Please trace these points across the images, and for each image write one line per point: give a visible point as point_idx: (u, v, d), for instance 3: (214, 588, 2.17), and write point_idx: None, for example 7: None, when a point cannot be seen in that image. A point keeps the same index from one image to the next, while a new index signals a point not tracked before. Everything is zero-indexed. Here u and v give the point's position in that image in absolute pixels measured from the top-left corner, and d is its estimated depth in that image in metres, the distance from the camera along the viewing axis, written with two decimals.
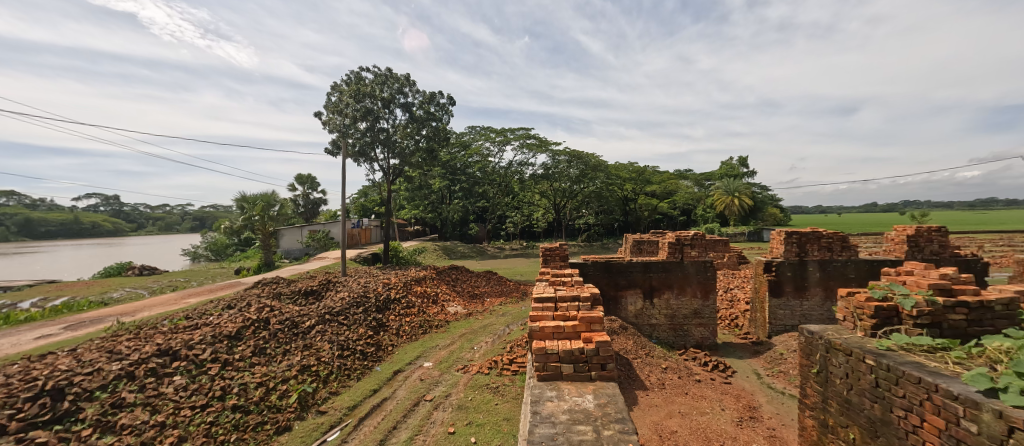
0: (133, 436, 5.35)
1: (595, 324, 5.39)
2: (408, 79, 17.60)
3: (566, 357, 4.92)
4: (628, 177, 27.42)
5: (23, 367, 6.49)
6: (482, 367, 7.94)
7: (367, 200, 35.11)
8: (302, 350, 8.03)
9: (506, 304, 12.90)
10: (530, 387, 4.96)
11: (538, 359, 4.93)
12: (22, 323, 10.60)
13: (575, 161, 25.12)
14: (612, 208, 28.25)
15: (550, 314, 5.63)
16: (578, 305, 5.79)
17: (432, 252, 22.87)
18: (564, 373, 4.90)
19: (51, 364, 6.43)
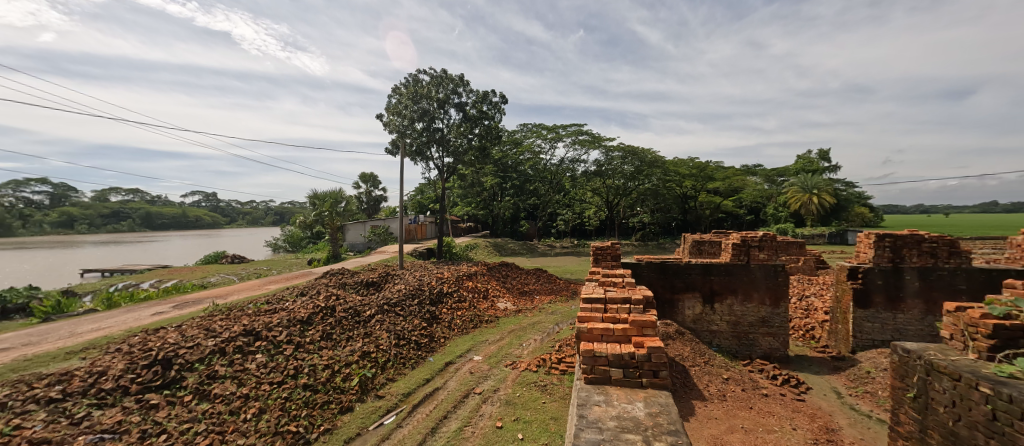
0: (223, 405, 5.91)
1: (647, 328, 5.11)
2: (462, 79, 17.90)
3: (615, 361, 4.71)
4: (687, 173, 25.76)
5: (142, 339, 7.45)
6: (530, 364, 7.87)
7: (423, 197, 36.43)
8: (363, 337, 8.45)
9: (556, 302, 12.75)
10: (577, 389, 4.81)
11: (586, 362, 4.76)
12: (139, 302, 12.25)
13: (629, 157, 24.13)
14: (669, 206, 26.41)
15: (599, 316, 5.42)
16: (629, 308, 5.52)
17: (484, 248, 23.19)
18: (613, 378, 4.68)
19: (161, 338, 7.30)
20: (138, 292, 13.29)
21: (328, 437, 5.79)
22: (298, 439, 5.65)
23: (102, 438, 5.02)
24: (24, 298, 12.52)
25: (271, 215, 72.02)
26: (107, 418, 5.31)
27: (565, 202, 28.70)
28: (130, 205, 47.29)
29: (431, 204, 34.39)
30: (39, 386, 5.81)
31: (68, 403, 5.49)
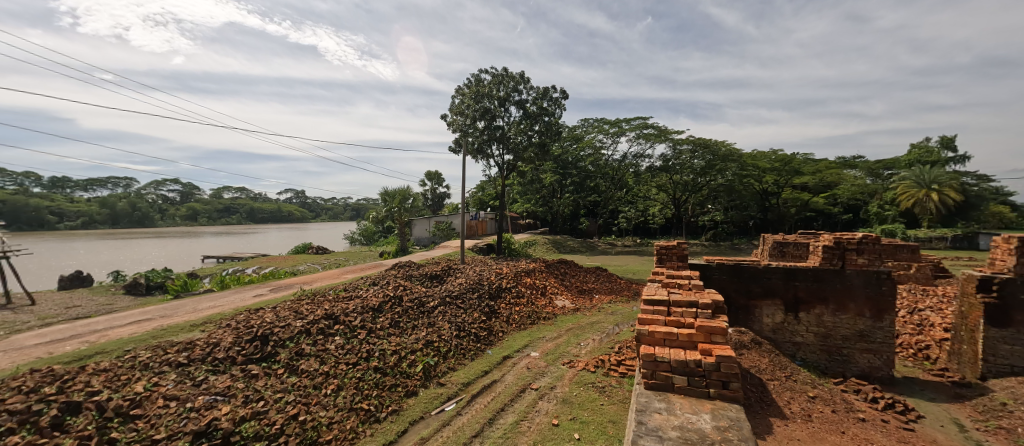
0: (308, 379, 6.43)
1: (716, 335, 4.69)
2: (522, 76, 17.87)
3: (679, 367, 4.39)
4: (769, 167, 23.50)
5: (246, 317, 8.36)
6: (588, 364, 7.64)
7: (484, 194, 37.19)
8: (427, 326, 8.76)
9: (617, 302, 12.31)
10: (636, 394, 4.56)
11: (646, 366, 4.48)
12: (244, 284, 13.89)
13: (700, 150, 22.67)
14: (747, 203, 24.11)
15: (662, 319, 5.10)
16: (695, 312, 5.13)
17: (542, 245, 23.09)
18: (676, 386, 4.37)
19: (260, 317, 8.16)
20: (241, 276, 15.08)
21: (395, 418, 6.07)
22: (369, 417, 5.98)
23: (215, 399, 5.67)
24: (158, 278, 14.88)
25: (348, 211, 78.04)
26: (218, 383, 6.00)
27: (627, 199, 27.64)
28: (238, 203, 54.59)
29: (491, 201, 35.01)
30: (172, 350, 6.71)
31: (191, 367, 6.28)
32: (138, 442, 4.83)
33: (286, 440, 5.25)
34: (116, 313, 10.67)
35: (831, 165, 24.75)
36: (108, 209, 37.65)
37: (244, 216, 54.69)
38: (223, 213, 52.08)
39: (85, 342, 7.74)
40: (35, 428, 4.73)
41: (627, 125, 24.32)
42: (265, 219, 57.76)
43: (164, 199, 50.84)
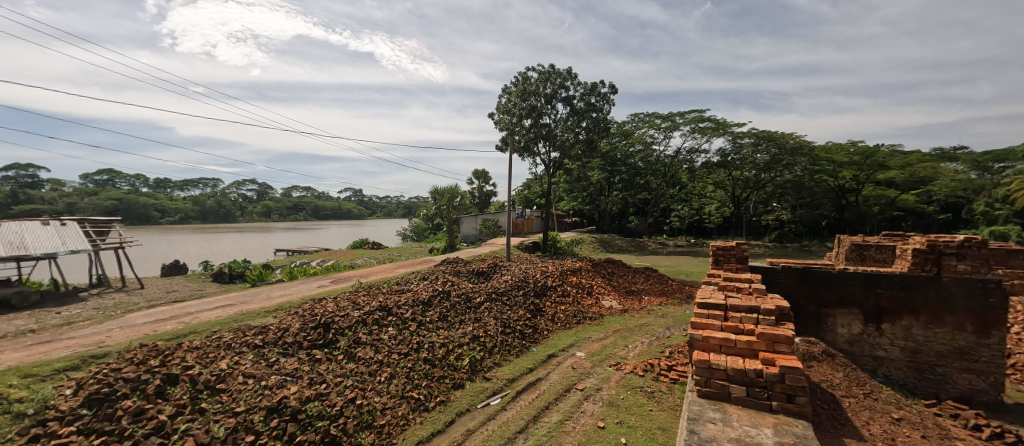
0: (364, 366, 6.71)
1: (781, 344, 4.28)
2: (570, 72, 17.53)
3: (736, 376, 4.05)
4: (846, 161, 20.10)
5: (310, 306, 8.91)
6: (636, 367, 7.34)
7: (530, 192, 37.14)
8: (473, 321, 8.86)
9: (668, 305, 11.75)
10: (688, 402, 4.29)
11: (699, 374, 4.19)
12: (308, 276, 14.91)
13: (764, 144, 20.76)
14: (819, 201, 21.92)
15: (718, 324, 4.75)
16: (756, 318, 4.73)
17: (589, 243, 22.62)
18: (733, 396, 4.04)
19: (322, 307, 8.68)
20: (306, 269, 16.22)
21: (443, 408, 6.18)
22: (419, 406, 6.14)
23: (284, 379, 6.08)
24: (236, 269, 16.39)
25: (401, 208, 81.12)
26: (287, 364, 6.43)
27: (680, 196, 26.40)
28: (303, 201, 58.75)
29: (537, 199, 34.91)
30: (249, 332, 7.28)
31: (265, 349, 6.78)
32: (221, 414, 5.27)
33: (345, 421, 5.51)
34: (203, 299, 11.92)
35: (926, 158, 20.90)
36: (198, 206, 43.26)
37: (309, 213, 58.86)
38: (291, 211, 56.38)
39: (177, 323, 8.64)
40: (142, 394, 5.31)
41: (680, 119, 23.17)
42: (327, 216, 61.69)
43: (241, 198, 55.96)
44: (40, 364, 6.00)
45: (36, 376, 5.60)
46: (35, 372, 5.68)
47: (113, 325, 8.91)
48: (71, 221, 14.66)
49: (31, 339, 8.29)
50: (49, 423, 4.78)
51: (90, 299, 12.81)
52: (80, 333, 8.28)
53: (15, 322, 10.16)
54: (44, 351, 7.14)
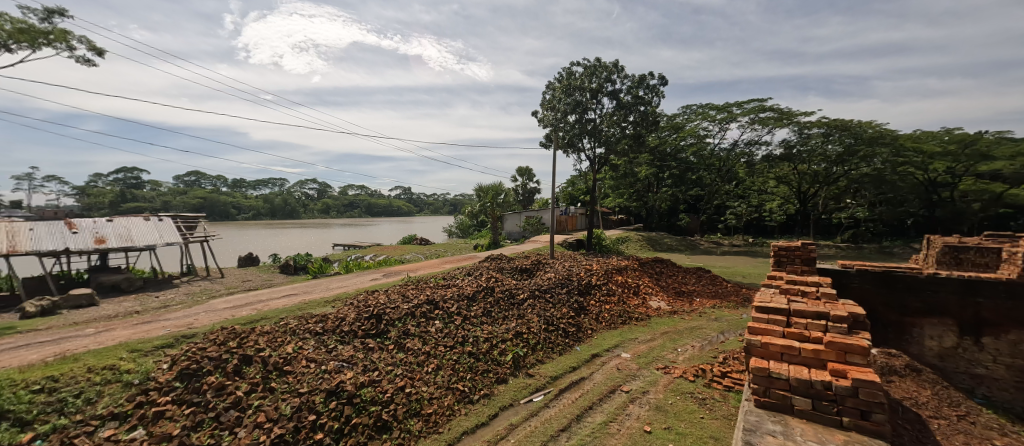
0: (412, 356, 6.89)
1: (854, 354, 3.83)
2: (616, 65, 16.95)
3: (801, 387, 3.68)
4: (938, 151, 17.63)
5: (364, 298, 9.32)
6: (686, 372, 6.96)
7: (574, 188, 36.65)
8: (517, 318, 8.82)
9: (722, 308, 11.03)
10: (744, 412, 3.97)
11: (758, 382, 3.87)
12: (363, 269, 15.65)
13: (836, 134, 19.41)
14: (906, 197, 19.09)
15: (780, 330, 4.36)
16: (825, 325, 4.28)
17: (636, 242, 21.90)
18: (796, 408, 3.68)
19: (374, 299, 9.03)
20: (361, 262, 17.07)
21: (486, 401, 6.19)
22: (463, 398, 6.19)
23: (342, 365, 6.36)
24: (300, 261, 17.60)
25: (447, 205, 82.77)
26: (344, 351, 6.74)
27: (737, 193, 24.80)
28: (357, 199, 61.83)
29: (582, 196, 34.35)
30: (310, 320, 7.72)
31: (325, 336, 7.15)
32: (288, 393, 5.59)
33: (396, 408, 5.66)
34: (271, 288, 12.90)
35: None
36: (268, 203, 47.37)
37: (364, 210, 61.98)
38: (347, 208, 59.72)
39: (251, 309, 9.40)
40: (223, 371, 5.76)
41: (738, 109, 21.78)
42: (379, 213, 64.72)
43: (304, 196, 60.17)
44: (143, 341, 6.76)
45: (141, 351, 6.32)
46: (140, 348, 6.41)
47: (200, 309, 9.87)
48: (165, 216, 16.48)
49: (135, 319, 9.38)
50: (150, 393, 5.33)
51: (180, 286, 14.32)
52: (174, 315, 9.26)
53: (123, 304, 11.59)
54: (146, 329, 8.03)
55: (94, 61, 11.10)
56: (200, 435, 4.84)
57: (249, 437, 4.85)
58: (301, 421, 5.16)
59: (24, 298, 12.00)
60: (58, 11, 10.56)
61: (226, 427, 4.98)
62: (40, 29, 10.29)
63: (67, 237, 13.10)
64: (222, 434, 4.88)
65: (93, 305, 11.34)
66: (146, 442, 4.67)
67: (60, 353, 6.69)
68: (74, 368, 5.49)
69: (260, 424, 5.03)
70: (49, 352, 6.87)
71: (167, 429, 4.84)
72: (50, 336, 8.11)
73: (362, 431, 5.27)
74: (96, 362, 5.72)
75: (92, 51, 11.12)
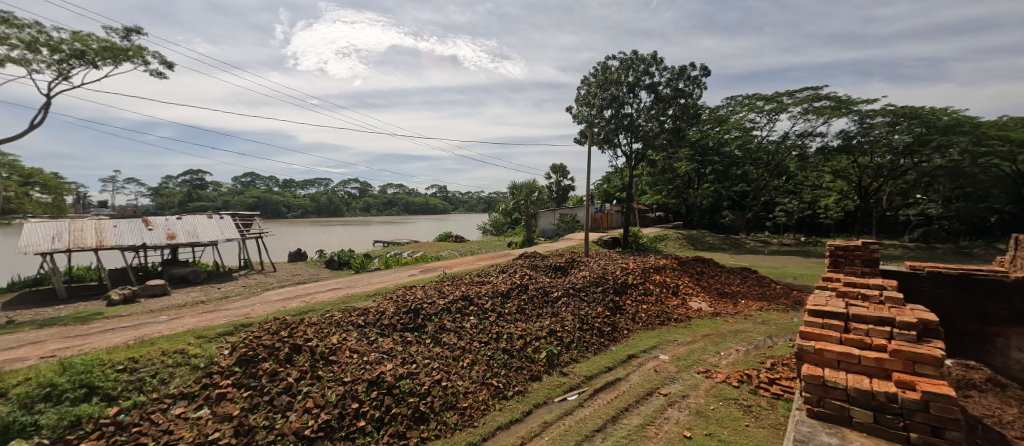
0: (448, 351, 6.94)
1: (923, 365, 3.43)
2: (654, 57, 16.34)
3: (861, 398, 3.34)
4: None
5: (402, 293, 9.51)
6: (730, 377, 6.58)
7: (611, 185, 35.89)
8: (551, 316, 8.70)
9: (770, 311, 10.37)
10: (795, 422, 3.68)
11: (811, 391, 3.56)
12: (401, 265, 16.03)
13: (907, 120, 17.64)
14: (989, 190, 16.93)
15: (837, 336, 3.98)
16: (889, 332, 3.86)
17: (675, 240, 21.17)
18: (856, 421, 3.34)
19: (412, 294, 9.20)
20: (400, 258, 17.53)
21: (520, 398, 6.12)
22: (498, 394, 6.16)
23: (382, 356, 6.51)
24: (343, 257, 18.31)
25: (482, 203, 83.15)
26: (384, 344, 6.90)
27: (788, 188, 23.28)
28: (396, 198, 63.53)
29: (618, 193, 33.57)
30: (353, 313, 7.95)
31: (367, 328, 7.34)
32: (333, 381, 5.77)
33: (432, 400, 5.72)
34: (317, 282, 13.45)
35: None
36: (314, 202, 49.67)
37: (402, 208, 63.61)
38: (386, 206, 61.54)
39: (300, 301, 9.86)
40: (276, 358, 6.02)
41: (788, 99, 20.49)
42: (417, 211, 66.20)
43: (346, 195, 62.58)
44: (208, 328, 7.24)
45: (205, 337, 6.75)
46: (205, 334, 6.84)
47: (255, 300, 10.51)
48: (230, 215, 17.62)
49: (201, 308, 10.11)
50: (214, 376, 5.67)
51: (238, 278, 15.32)
52: (234, 305, 9.89)
53: (190, 294, 12.55)
54: (210, 317, 8.62)
55: (165, 74, 12.05)
56: (256, 416, 5.09)
57: (299, 421, 5.05)
58: (345, 409, 5.31)
59: (108, 287, 13.33)
60: (134, 28, 11.51)
61: (279, 411, 5.20)
62: (121, 46, 11.26)
63: (145, 232, 14.40)
64: (274, 417, 5.10)
65: (165, 294, 12.35)
66: (210, 421, 4.97)
67: (139, 336, 7.30)
68: (150, 351, 5.95)
69: (308, 410, 5.22)
70: (130, 336, 7.52)
71: (228, 410, 5.13)
72: (129, 322, 8.90)
73: (401, 421, 5.34)
74: (169, 346, 6.15)
75: (163, 65, 12.07)
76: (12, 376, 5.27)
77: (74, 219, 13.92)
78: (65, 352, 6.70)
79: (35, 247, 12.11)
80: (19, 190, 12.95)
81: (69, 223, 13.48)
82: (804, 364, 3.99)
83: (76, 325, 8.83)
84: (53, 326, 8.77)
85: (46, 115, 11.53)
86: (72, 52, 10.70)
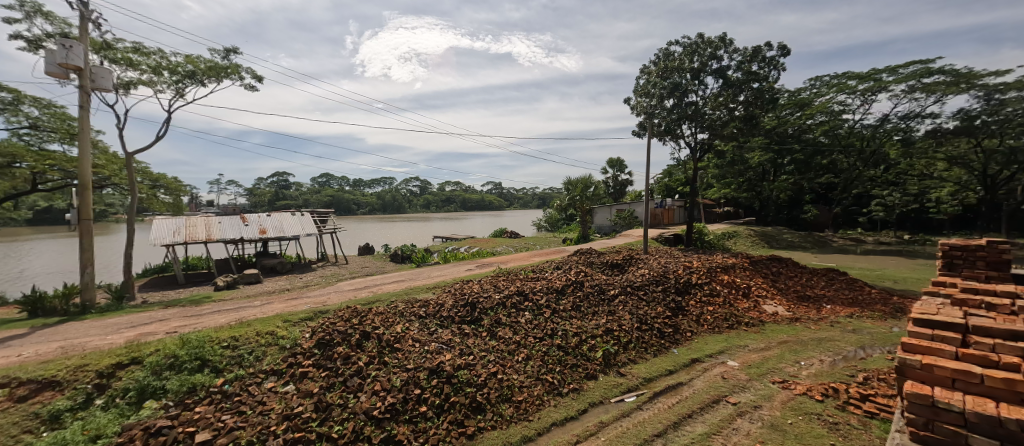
0: (504, 345, 6.90)
1: None
2: (723, 39, 15.10)
3: (985, 424, 2.76)
4: None
5: (460, 286, 9.67)
6: (812, 390, 5.84)
7: (673, 179, 34.11)
8: (607, 314, 8.34)
9: (863, 318, 9.12)
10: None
11: (918, 413, 3.04)
12: (459, 260, 16.39)
13: None
14: None
15: (952, 350, 3.33)
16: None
17: (746, 237, 19.64)
18: None
19: (470, 288, 9.28)
20: (457, 253, 17.94)
21: (576, 395, 5.91)
22: (553, 390, 5.98)
23: (441, 347, 6.61)
24: (406, 251, 19.13)
25: (536, 200, 82.75)
26: (443, 335, 7.01)
27: (886, 179, 20.37)
28: (453, 194, 65.50)
29: (681, 187, 31.81)
30: (415, 304, 8.17)
31: (428, 319, 7.51)
32: (398, 368, 5.94)
33: (489, 392, 5.69)
34: (380, 275, 14.09)
35: None
36: (380, 199, 52.60)
37: (459, 204, 65.42)
38: (444, 203, 63.68)
39: (368, 292, 10.40)
40: (348, 344, 6.31)
41: (888, 75, 18.05)
42: (472, 207, 67.74)
43: (407, 192, 65.52)
44: (293, 313, 7.80)
45: (291, 321, 7.25)
46: (291, 318, 7.36)
47: (331, 289, 11.30)
48: (311, 211, 19.02)
49: (287, 295, 11.06)
50: (297, 356, 6.05)
51: (317, 269, 16.58)
52: (313, 293, 10.69)
53: (278, 282, 13.79)
54: (294, 303, 9.37)
55: (257, 87, 13.32)
56: (332, 395, 5.35)
57: (368, 402, 5.23)
58: (408, 394, 5.42)
59: (215, 275, 15.13)
60: (232, 48, 12.74)
61: (351, 391, 5.43)
62: (223, 65, 12.51)
63: (243, 228, 16.11)
64: (348, 397, 5.33)
65: (259, 282, 13.67)
66: (294, 396, 5.30)
67: (239, 318, 8.11)
68: (248, 330, 6.50)
69: (376, 392, 5.40)
70: (232, 317, 8.35)
71: (309, 387, 5.45)
72: (230, 305, 9.93)
73: (459, 409, 5.37)
74: (262, 328, 6.67)
75: (255, 79, 13.30)
76: (145, 346, 6.00)
77: (189, 217, 15.66)
78: (183, 329, 7.55)
79: (161, 240, 14.15)
80: (149, 193, 14.28)
81: (185, 219, 15.53)
82: (907, 380, 3.40)
83: (191, 306, 10.01)
84: (174, 306, 10.05)
85: (169, 127, 12.53)
86: (186, 74, 12.07)
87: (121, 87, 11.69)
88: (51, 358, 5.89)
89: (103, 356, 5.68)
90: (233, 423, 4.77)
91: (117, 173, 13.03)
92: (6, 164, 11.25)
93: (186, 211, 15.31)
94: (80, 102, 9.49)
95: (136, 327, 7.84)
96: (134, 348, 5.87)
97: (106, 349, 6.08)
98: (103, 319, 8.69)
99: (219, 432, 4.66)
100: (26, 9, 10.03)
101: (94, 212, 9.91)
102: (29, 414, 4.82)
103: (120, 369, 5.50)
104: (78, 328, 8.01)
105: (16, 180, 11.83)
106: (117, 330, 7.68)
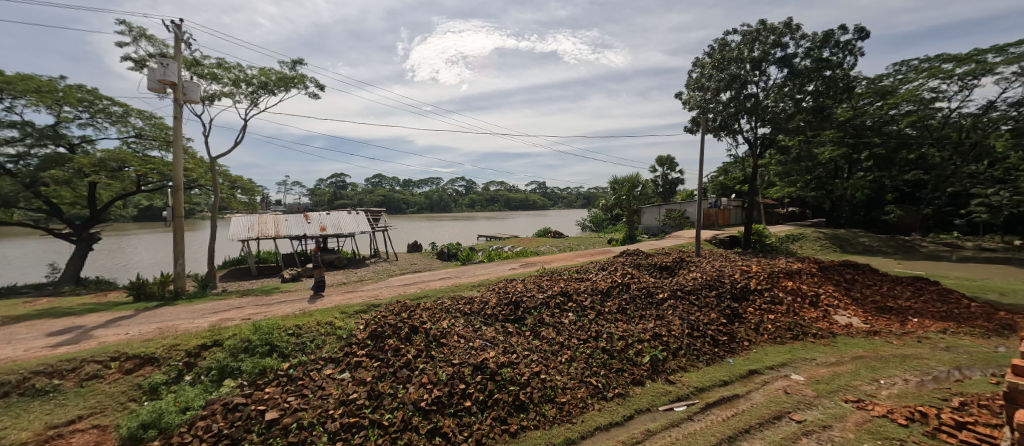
0: (548, 345, 6.75)
1: None
2: (790, 24, 13.91)
3: None
4: None
5: (504, 285, 9.64)
6: (894, 413, 5.13)
7: (729, 177, 32.24)
8: (655, 319, 7.92)
9: (959, 335, 7.98)
10: None
11: None
12: (503, 259, 16.44)
13: None
14: None
15: None
16: None
17: (814, 240, 18.10)
18: None
19: (512, 287, 9.19)
20: (502, 252, 18.02)
21: (620, 401, 5.63)
22: (597, 393, 5.75)
23: (486, 344, 6.58)
24: (453, 249, 19.55)
25: (580, 199, 81.19)
26: (488, 332, 6.98)
27: (991, 176, 17.64)
28: (498, 194, 66.34)
29: (739, 185, 29.92)
30: (461, 301, 8.18)
31: (472, 316, 7.52)
32: (444, 362, 5.94)
33: (532, 391, 5.57)
34: (426, 272, 14.34)
35: None
36: (427, 199, 54.53)
37: (503, 204, 66.11)
38: (488, 202, 64.79)
39: (417, 287, 10.67)
40: (398, 337, 6.43)
41: (996, 57, 15.73)
42: (516, 207, 68.37)
43: (454, 193, 67.10)
44: (349, 305, 8.08)
45: (347, 313, 7.52)
46: (347, 310, 7.63)
47: (383, 284, 11.69)
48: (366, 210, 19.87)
49: (344, 288, 11.62)
50: (353, 346, 6.26)
51: (370, 265, 17.32)
52: (367, 287, 11.16)
53: (336, 276, 14.58)
54: (350, 296, 9.79)
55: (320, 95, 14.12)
56: (384, 384, 5.45)
57: (415, 393, 5.28)
58: (454, 388, 5.43)
59: (282, 268, 16.24)
60: (299, 60, 13.58)
61: (401, 382, 5.51)
62: (290, 76, 13.34)
63: (306, 226, 17.08)
64: (398, 387, 5.40)
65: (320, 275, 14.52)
66: (350, 383, 5.45)
67: (303, 308, 8.62)
68: (309, 321, 6.79)
69: (423, 385, 5.44)
70: (297, 307, 8.89)
71: (362, 375, 5.58)
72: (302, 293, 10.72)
73: (502, 407, 5.30)
74: (322, 318, 6.97)
75: (319, 88, 14.08)
76: (225, 330, 6.43)
77: (261, 215, 16.90)
78: (257, 317, 8.09)
79: (238, 236, 15.37)
80: (228, 193, 15.62)
81: (258, 217, 16.83)
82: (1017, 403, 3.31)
83: (263, 296, 10.79)
84: (248, 295, 10.86)
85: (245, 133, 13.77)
86: (260, 85, 13.01)
87: (206, 99, 12.81)
88: (151, 337, 6.50)
89: (191, 337, 6.16)
90: (297, 404, 5.00)
91: (202, 175, 14.42)
92: (118, 169, 12.67)
93: (258, 210, 16.42)
94: (175, 113, 10.51)
95: (219, 313, 8.54)
96: (216, 332, 6.31)
97: (194, 332, 6.62)
98: (192, 305, 9.59)
99: (285, 412, 4.89)
100: (133, 34, 11.25)
101: (184, 211, 10.91)
102: (134, 385, 5.35)
103: (204, 350, 5.94)
104: (173, 311, 8.90)
105: (125, 182, 13.40)
106: (203, 315, 8.39)
